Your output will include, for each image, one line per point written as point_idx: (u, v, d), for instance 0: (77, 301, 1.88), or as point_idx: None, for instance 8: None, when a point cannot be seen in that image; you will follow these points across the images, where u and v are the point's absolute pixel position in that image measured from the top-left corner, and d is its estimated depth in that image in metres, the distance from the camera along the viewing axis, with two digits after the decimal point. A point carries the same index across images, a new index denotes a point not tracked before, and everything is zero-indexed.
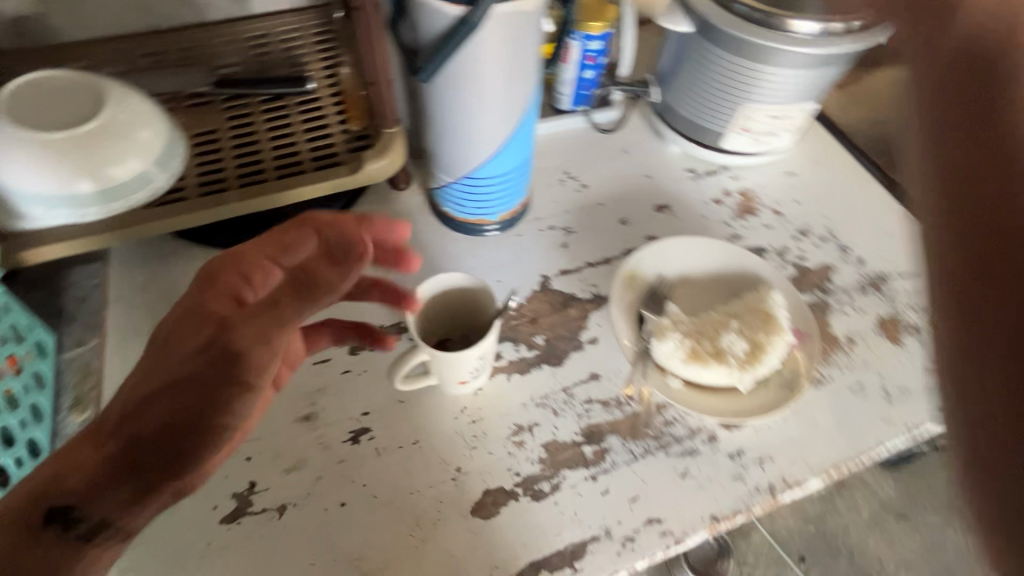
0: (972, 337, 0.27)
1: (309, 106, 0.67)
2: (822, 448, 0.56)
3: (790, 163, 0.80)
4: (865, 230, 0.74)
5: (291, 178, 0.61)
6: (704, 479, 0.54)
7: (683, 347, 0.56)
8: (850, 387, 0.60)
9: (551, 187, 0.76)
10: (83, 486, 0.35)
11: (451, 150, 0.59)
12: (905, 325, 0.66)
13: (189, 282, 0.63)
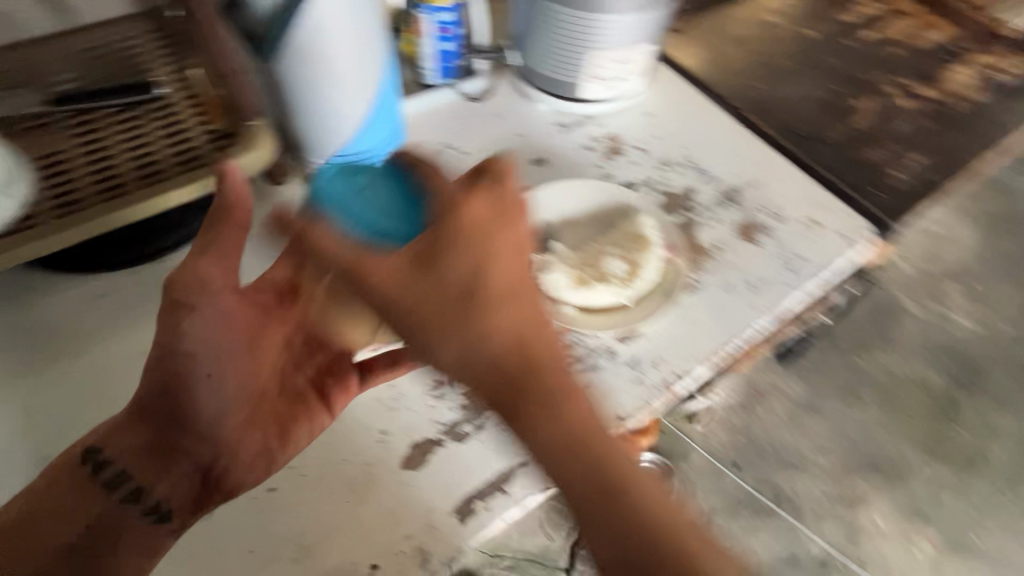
0: (575, 503, 0.44)
1: (163, 110, 0.64)
2: (704, 341, 0.64)
3: (648, 104, 0.87)
4: (717, 153, 0.83)
5: (156, 185, 0.59)
6: (608, 389, 0.60)
7: (569, 274, 0.63)
8: (721, 286, 0.68)
9: (432, 158, 0.78)
10: (109, 442, 0.48)
11: (317, 127, 0.60)
12: (758, 227, 0.75)
13: (70, 313, 0.61)
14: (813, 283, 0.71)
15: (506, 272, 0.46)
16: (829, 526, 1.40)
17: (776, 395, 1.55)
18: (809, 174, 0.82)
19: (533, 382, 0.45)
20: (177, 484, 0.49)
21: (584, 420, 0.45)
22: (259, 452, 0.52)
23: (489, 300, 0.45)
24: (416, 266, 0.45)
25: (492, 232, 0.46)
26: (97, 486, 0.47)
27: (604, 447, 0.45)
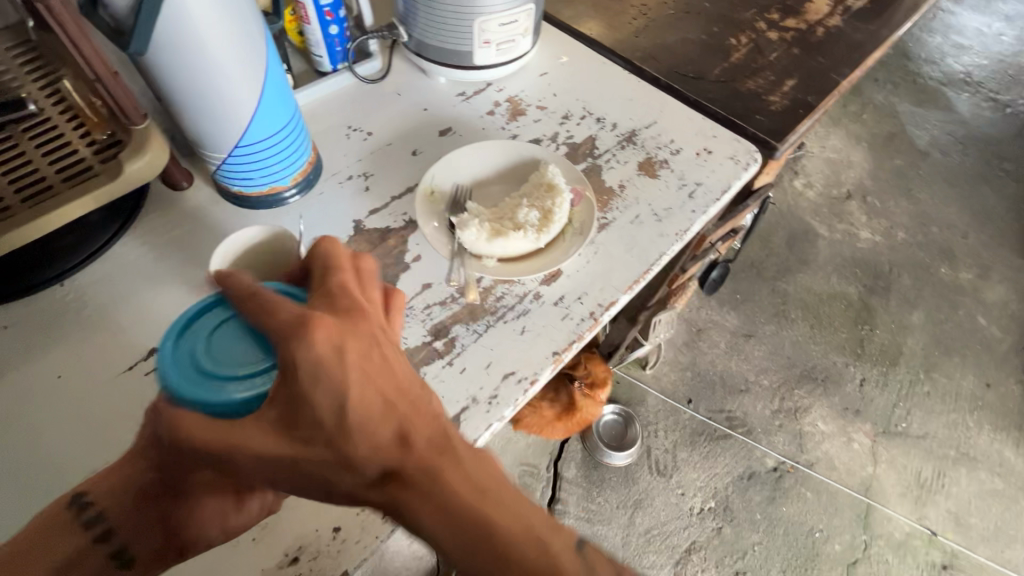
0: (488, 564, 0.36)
1: (37, 127, 0.61)
2: (621, 271, 0.68)
3: (540, 65, 0.91)
4: (613, 102, 0.88)
5: (44, 202, 0.56)
6: (539, 328, 0.63)
7: (483, 230, 0.65)
8: (630, 220, 0.73)
9: (339, 142, 0.78)
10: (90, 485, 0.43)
11: (206, 121, 0.60)
12: (657, 162, 0.80)
13: None
14: (712, 203, 0.77)
15: (366, 392, 0.37)
16: (779, 438, 1.52)
17: (715, 329, 1.65)
18: (696, 109, 0.88)
19: (438, 508, 0.36)
20: (142, 537, 0.43)
21: (489, 524, 0.36)
22: (217, 519, 0.42)
23: (366, 434, 0.36)
24: (282, 428, 0.37)
25: (336, 365, 0.37)
26: (75, 530, 0.42)
27: (522, 544, 0.36)
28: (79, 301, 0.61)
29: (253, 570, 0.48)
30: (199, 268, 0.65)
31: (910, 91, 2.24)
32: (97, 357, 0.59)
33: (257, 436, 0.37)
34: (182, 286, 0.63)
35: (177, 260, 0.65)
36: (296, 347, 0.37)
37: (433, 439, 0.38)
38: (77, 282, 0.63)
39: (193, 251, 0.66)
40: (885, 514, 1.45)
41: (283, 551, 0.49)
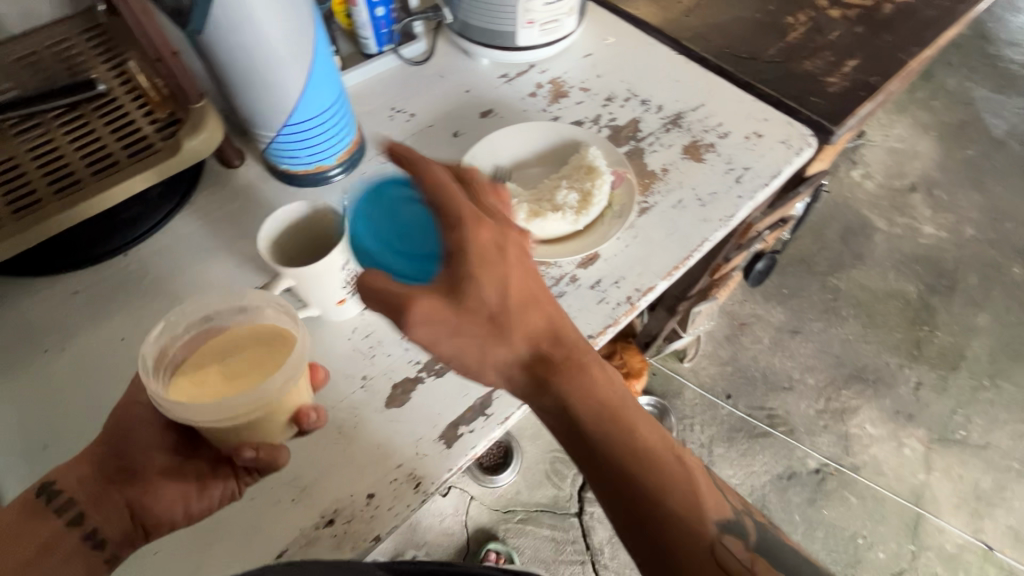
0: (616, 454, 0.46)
1: (106, 106, 0.65)
2: (660, 256, 0.67)
3: (585, 46, 0.89)
4: (659, 84, 0.85)
5: (110, 176, 0.60)
6: (575, 311, 0.63)
7: (522, 210, 0.65)
8: (672, 204, 0.71)
9: (383, 123, 0.80)
10: (59, 474, 0.46)
11: (257, 99, 0.62)
12: (703, 146, 0.78)
13: (44, 312, 0.63)
14: (760, 188, 0.74)
15: (525, 292, 0.46)
16: (823, 439, 1.46)
17: (759, 324, 1.60)
18: (747, 91, 0.85)
19: (568, 396, 0.47)
20: (113, 522, 0.46)
21: (616, 420, 0.47)
22: (179, 503, 0.48)
23: (521, 326, 0.46)
24: (457, 310, 0.43)
25: (512, 264, 0.45)
26: (48, 518, 0.45)
27: (638, 436, 0.47)
28: (140, 270, 0.65)
29: (292, 529, 0.51)
30: (249, 242, 0.68)
31: (989, 76, 2.07)
32: (154, 323, 0.62)
33: (432, 310, 0.42)
34: (233, 259, 0.67)
35: (228, 233, 0.68)
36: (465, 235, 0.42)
37: (563, 341, 0.48)
38: (138, 253, 0.67)
39: (243, 225, 0.69)
40: (936, 524, 1.37)
41: (319, 513, 0.51)
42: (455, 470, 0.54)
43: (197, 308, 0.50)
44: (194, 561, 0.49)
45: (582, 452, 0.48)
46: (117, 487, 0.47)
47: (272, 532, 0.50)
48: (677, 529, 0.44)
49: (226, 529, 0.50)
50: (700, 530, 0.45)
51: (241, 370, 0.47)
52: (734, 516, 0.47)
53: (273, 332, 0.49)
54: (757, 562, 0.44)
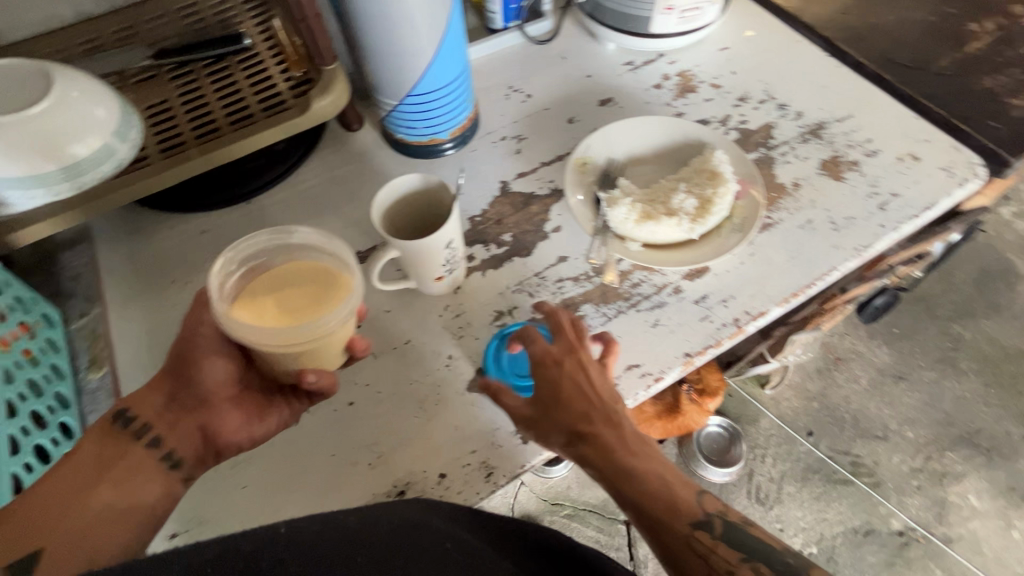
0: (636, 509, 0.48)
1: (250, 61, 0.69)
2: (779, 280, 0.61)
3: (723, 39, 0.82)
4: (802, 88, 0.77)
5: (246, 128, 0.63)
6: (674, 325, 0.59)
7: (634, 211, 0.62)
8: (799, 224, 0.65)
9: (498, 101, 0.78)
10: (134, 402, 0.48)
11: (388, 66, 0.62)
12: (845, 163, 0.69)
13: (171, 245, 0.67)
14: (909, 220, 0.65)
15: (577, 386, 0.49)
16: (914, 501, 1.30)
17: (858, 362, 1.44)
18: (909, 105, 0.74)
19: (608, 471, 0.48)
20: (186, 445, 0.48)
21: (638, 478, 0.48)
22: (244, 428, 0.50)
23: (571, 414, 0.49)
24: (531, 405, 0.50)
25: (567, 367, 0.50)
26: (129, 443, 0.47)
27: (657, 487, 0.48)
28: (258, 218, 0.69)
29: (365, 492, 0.52)
30: (358, 206, 0.70)
31: None
32: None
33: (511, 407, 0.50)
34: (341, 221, 0.69)
35: (341, 195, 0.71)
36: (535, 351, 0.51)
37: (610, 422, 0.49)
38: (258, 201, 0.70)
39: (354, 188, 0.71)
40: None
41: (392, 482, 0.52)
42: (527, 467, 0.53)
43: (249, 246, 0.48)
44: (272, 505, 0.52)
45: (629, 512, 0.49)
46: (187, 412, 0.49)
47: (346, 491, 0.52)
48: (669, 545, 0.47)
49: (304, 479, 0.53)
50: (673, 529, 0.47)
51: (290, 303, 0.47)
52: (703, 514, 0.48)
53: (324, 268, 0.49)
54: (722, 547, 0.46)
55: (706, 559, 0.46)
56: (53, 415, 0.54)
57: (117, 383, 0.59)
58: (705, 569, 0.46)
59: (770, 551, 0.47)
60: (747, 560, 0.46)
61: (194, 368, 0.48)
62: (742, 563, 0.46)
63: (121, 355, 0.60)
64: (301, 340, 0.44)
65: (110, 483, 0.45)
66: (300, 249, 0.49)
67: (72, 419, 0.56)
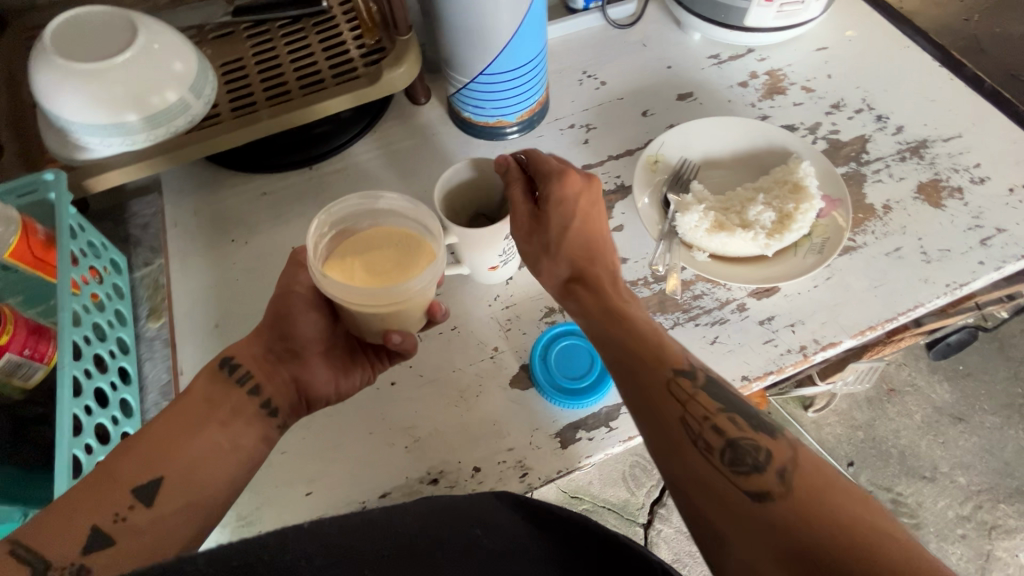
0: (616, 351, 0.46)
1: (325, 25, 0.67)
2: (855, 309, 0.57)
3: (821, 38, 0.76)
4: (905, 100, 0.70)
5: (315, 94, 0.63)
6: (734, 344, 0.56)
7: (707, 218, 0.58)
8: (886, 251, 0.59)
9: (570, 87, 0.74)
10: (237, 351, 0.50)
11: (463, 42, 0.60)
12: (947, 188, 0.63)
13: (234, 204, 0.68)
14: (1012, 260, 0.59)
15: (582, 223, 0.50)
16: (956, 550, 1.20)
17: (914, 397, 1.32)
18: None
19: (591, 305, 0.48)
20: (282, 394, 0.50)
21: (629, 323, 0.47)
22: (333, 381, 0.52)
23: (574, 251, 0.50)
24: (531, 224, 0.50)
25: (578, 199, 0.49)
26: (232, 388, 0.48)
27: (646, 334, 0.46)
28: (318, 186, 0.69)
29: (400, 473, 0.52)
30: (417, 183, 0.69)
31: None
32: None
33: (511, 218, 0.50)
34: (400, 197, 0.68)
35: (401, 170, 0.70)
36: (555, 181, 0.49)
37: (601, 266, 0.50)
38: (321, 168, 0.70)
39: (415, 165, 0.70)
40: None
41: (426, 469, 0.52)
42: (565, 473, 0.52)
43: (340, 208, 0.48)
44: (309, 474, 0.52)
45: (608, 349, 0.46)
46: (282, 363, 0.51)
47: (380, 471, 0.52)
48: (642, 389, 0.43)
49: (341, 453, 0.53)
50: (656, 371, 0.44)
51: (377, 265, 0.46)
52: (688, 364, 0.44)
53: (411, 235, 0.48)
54: (701, 394, 0.42)
55: (684, 405, 0.42)
56: (114, 360, 0.56)
57: (173, 335, 0.61)
58: (679, 413, 0.41)
59: (750, 405, 0.43)
60: (725, 409, 0.42)
61: (291, 322, 0.51)
62: (722, 413, 0.41)
63: (181, 307, 0.62)
64: (387, 301, 0.43)
65: (220, 425, 0.47)
66: (388, 214, 0.49)
67: (130, 364, 0.58)
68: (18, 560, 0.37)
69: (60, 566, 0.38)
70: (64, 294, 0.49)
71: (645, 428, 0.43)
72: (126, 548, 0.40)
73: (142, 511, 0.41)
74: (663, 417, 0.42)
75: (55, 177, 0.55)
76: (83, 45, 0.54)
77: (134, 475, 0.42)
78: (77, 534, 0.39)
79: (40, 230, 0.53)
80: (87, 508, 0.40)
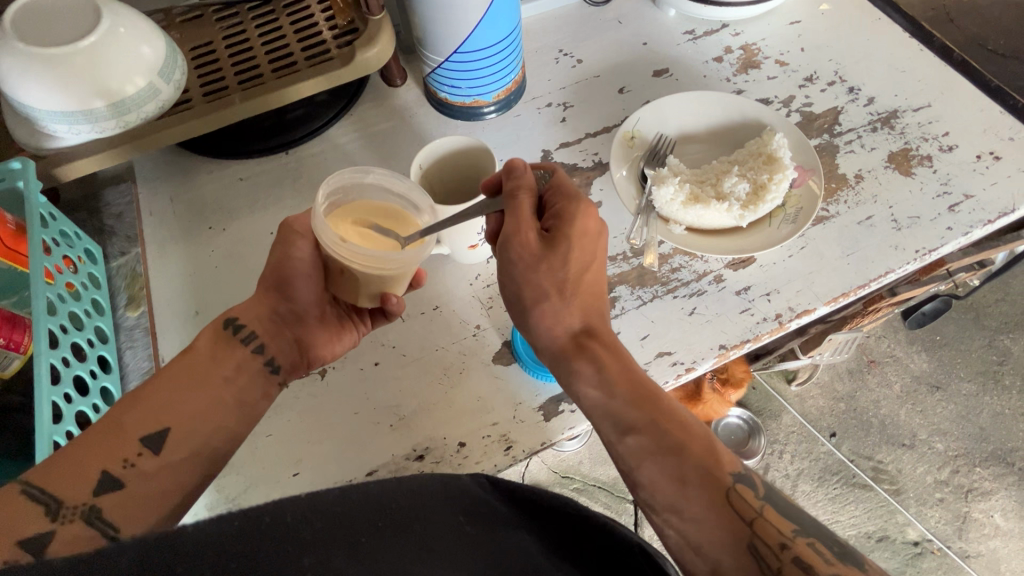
0: (674, 465, 0.41)
1: (296, 7, 0.66)
2: (829, 277, 0.58)
3: (794, 12, 0.76)
4: (876, 70, 0.71)
5: (287, 76, 0.62)
6: (711, 314, 0.57)
7: (682, 191, 0.58)
8: (858, 220, 0.61)
9: (546, 65, 0.74)
10: (241, 310, 0.50)
11: (437, 20, 0.59)
12: (917, 156, 0.64)
13: (210, 191, 0.67)
14: (979, 224, 0.60)
15: (593, 276, 0.49)
16: (934, 513, 1.23)
17: (893, 367, 1.34)
18: (997, 97, 0.67)
19: (620, 373, 0.46)
20: (285, 353, 0.51)
21: (667, 405, 0.44)
22: (330, 342, 0.53)
23: (583, 301, 0.49)
24: (543, 249, 0.47)
25: (597, 234, 0.49)
26: (235, 346, 0.49)
27: (690, 425, 0.44)
28: (295, 171, 0.68)
29: (386, 452, 0.52)
30: (395, 165, 0.69)
31: None
32: None
33: (521, 241, 0.47)
34: None
35: (379, 152, 0.69)
36: (581, 205, 0.47)
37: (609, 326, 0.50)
38: (297, 153, 0.69)
39: (392, 147, 0.70)
40: None
41: (412, 446, 0.52)
42: (549, 444, 0.53)
43: (331, 182, 0.46)
44: (295, 455, 0.53)
45: (667, 469, 0.41)
46: (285, 325, 0.51)
47: (366, 449, 0.53)
48: (699, 502, 0.40)
49: (327, 433, 0.53)
50: (713, 477, 0.41)
51: (375, 238, 0.46)
52: (742, 468, 0.42)
53: (395, 210, 0.48)
54: (768, 511, 0.40)
55: (752, 524, 0.39)
56: (93, 349, 0.55)
57: (153, 323, 0.60)
58: (748, 535, 0.38)
59: (820, 529, 0.41)
60: (801, 534, 0.39)
61: (293, 286, 0.51)
62: (796, 536, 0.39)
63: (160, 295, 0.62)
64: (400, 263, 0.44)
65: (225, 380, 0.48)
66: (372, 188, 0.48)
67: (110, 353, 0.57)
68: (32, 498, 0.38)
69: (72, 507, 0.39)
70: (37, 283, 0.49)
71: (714, 557, 0.39)
72: (138, 490, 0.42)
73: (151, 458, 0.43)
74: (732, 542, 0.38)
75: (22, 165, 0.55)
76: (47, 29, 0.53)
77: (141, 426, 0.43)
78: (88, 477, 0.40)
79: (9, 220, 0.52)
80: (96, 456, 0.41)
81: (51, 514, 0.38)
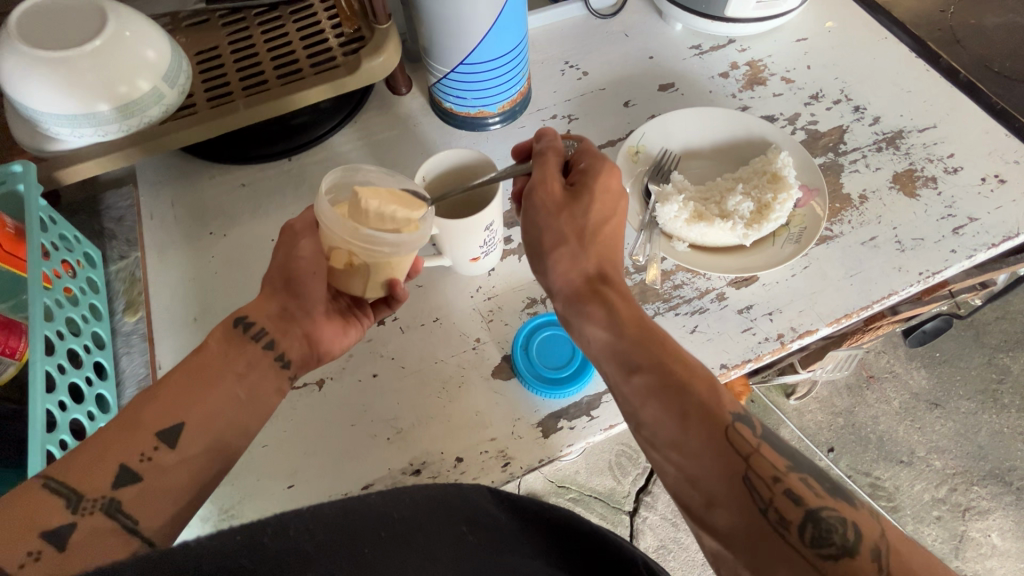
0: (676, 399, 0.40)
1: (303, 14, 0.66)
2: (831, 297, 0.58)
3: (801, 30, 0.76)
4: (882, 90, 0.71)
5: (293, 83, 0.62)
6: (713, 333, 0.56)
7: (686, 209, 0.58)
8: (861, 240, 0.60)
9: (552, 76, 0.74)
10: (250, 308, 0.49)
11: (443, 31, 0.59)
12: (921, 177, 0.64)
13: (211, 196, 0.67)
14: (982, 248, 0.60)
15: (615, 229, 0.51)
16: (931, 531, 1.23)
17: (892, 383, 1.34)
18: (1002, 119, 0.67)
19: (629, 315, 0.45)
20: (295, 347, 0.50)
21: (671, 345, 0.44)
22: (337, 337, 0.52)
23: (602, 251, 0.49)
24: (566, 199, 0.49)
25: (620, 192, 0.51)
26: (247, 343, 0.48)
27: (695, 368, 0.43)
28: (298, 176, 0.68)
29: (382, 465, 0.52)
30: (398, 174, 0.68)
31: None
32: None
33: (545, 190, 0.49)
34: None
35: (382, 160, 0.69)
36: (605, 163, 0.50)
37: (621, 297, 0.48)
38: (300, 160, 0.69)
39: (396, 155, 0.70)
40: None
41: (409, 460, 0.52)
42: (548, 461, 0.52)
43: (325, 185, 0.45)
44: (291, 465, 0.52)
45: (671, 405, 0.40)
46: (293, 319, 0.50)
47: (362, 462, 0.52)
48: (699, 438, 0.39)
49: (324, 446, 0.53)
50: (712, 416, 0.40)
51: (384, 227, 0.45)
52: (741, 409, 0.41)
53: None
54: (765, 448, 0.39)
55: (749, 458, 0.38)
56: (89, 355, 0.55)
57: (151, 330, 0.60)
58: (744, 468, 0.38)
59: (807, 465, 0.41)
60: (794, 470, 0.39)
61: (302, 284, 0.49)
62: (789, 471, 0.39)
63: (159, 300, 0.61)
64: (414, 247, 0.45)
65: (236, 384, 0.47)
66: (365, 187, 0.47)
67: (106, 358, 0.57)
68: (52, 491, 0.38)
69: (93, 499, 0.39)
70: (35, 288, 0.48)
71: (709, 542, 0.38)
72: (155, 483, 0.41)
73: (168, 451, 0.42)
74: (726, 475, 0.38)
75: (24, 168, 0.54)
76: (52, 32, 0.53)
77: (151, 428, 0.42)
78: (106, 471, 0.40)
79: (9, 223, 0.52)
80: (115, 450, 0.41)
81: (72, 506, 0.39)
